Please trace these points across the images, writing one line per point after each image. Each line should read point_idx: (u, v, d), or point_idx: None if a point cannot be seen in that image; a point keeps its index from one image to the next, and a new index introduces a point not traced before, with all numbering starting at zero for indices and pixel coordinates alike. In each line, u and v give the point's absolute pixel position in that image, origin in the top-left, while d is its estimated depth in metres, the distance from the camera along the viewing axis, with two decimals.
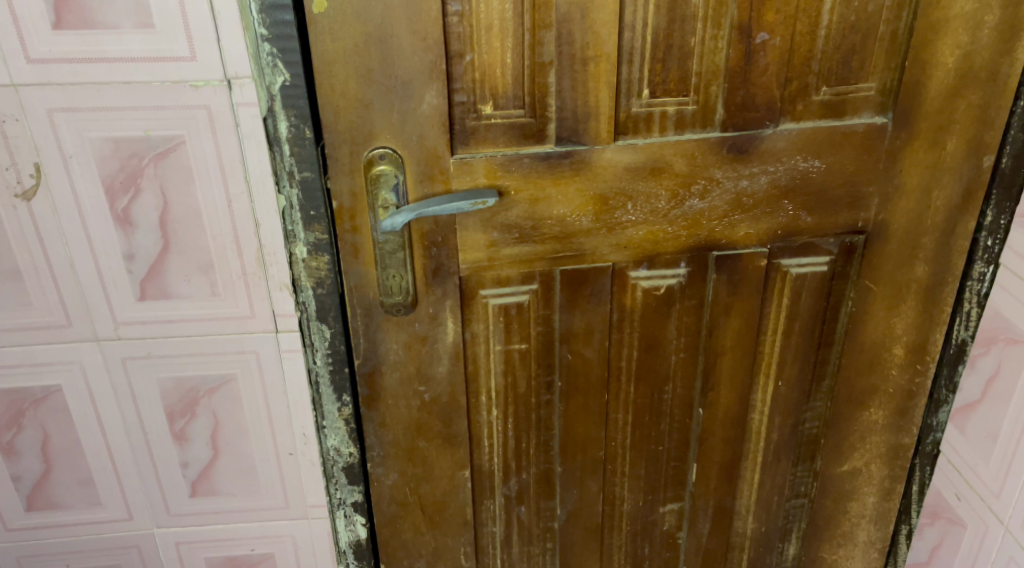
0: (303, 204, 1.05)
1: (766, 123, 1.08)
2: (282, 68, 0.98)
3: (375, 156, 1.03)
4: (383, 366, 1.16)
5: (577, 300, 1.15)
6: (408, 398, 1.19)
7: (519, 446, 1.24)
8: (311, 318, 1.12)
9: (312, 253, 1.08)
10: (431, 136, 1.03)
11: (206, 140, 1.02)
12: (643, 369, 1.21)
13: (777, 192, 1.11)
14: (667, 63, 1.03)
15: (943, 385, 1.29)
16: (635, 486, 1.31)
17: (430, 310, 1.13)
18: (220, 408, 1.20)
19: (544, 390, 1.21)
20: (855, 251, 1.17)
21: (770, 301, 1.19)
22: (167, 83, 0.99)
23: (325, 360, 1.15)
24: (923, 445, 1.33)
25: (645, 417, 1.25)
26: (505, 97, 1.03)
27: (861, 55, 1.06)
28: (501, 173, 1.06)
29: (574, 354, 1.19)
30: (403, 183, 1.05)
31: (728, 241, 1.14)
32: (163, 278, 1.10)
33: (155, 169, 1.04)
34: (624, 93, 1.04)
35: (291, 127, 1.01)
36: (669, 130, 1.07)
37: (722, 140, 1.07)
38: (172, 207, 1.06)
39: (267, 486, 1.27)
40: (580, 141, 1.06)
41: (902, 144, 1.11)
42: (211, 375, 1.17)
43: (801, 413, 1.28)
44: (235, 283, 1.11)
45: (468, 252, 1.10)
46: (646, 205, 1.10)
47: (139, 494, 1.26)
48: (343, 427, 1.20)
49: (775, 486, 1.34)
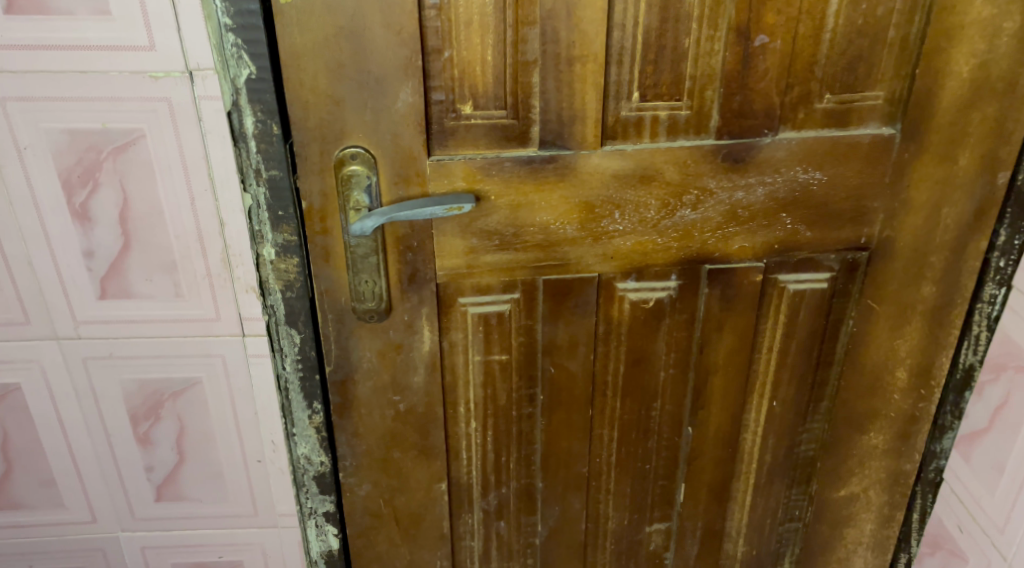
0: (271, 203, 0.99)
1: (764, 131, 1.00)
2: (248, 61, 0.92)
3: (346, 155, 0.97)
4: (356, 374, 1.12)
5: (561, 311, 1.10)
6: (383, 408, 1.15)
7: (499, 460, 1.22)
8: (279, 323, 1.07)
9: (280, 254, 1.02)
10: (407, 135, 0.97)
11: (168, 134, 0.96)
12: (630, 385, 1.17)
13: (774, 204, 1.04)
14: (659, 64, 0.96)
15: (946, 411, 1.22)
16: (621, 504, 1.27)
17: (405, 317, 1.09)
18: (186, 411, 1.15)
19: (526, 403, 1.18)
20: (857, 268, 1.10)
21: (766, 317, 1.13)
22: (125, 73, 0.93)
23: (295, 365, 1.10)
24: (926, 473, 1.27)
25: (631, 434, 1.21)
26: (485, 96, 0.97)
27: (870, 61, 0.99)
28: (480, 177, 1.00)
29: (558, 367, 1.15)
30: (377, 184, 0.99)
31: (721, 255, 1.07)
32: (124, 277, 1.04)
33: (114, 163, 0.98)
34: (612, 95, 0.98)
35: (258, 122, 0.95)
36: (660, 136, 1.00)
37: (717, 148, 1.00)
38: (132, 204, 1.00)
39: (235, 493, 1.22)
40: (565, 145, 0.99)
41: (910, 158, 1.03)
42: (176, 378, 1.12)
43: (797, 435, 1.23)
44: (199, 284, 1.05)
45: (446, 258, 1.05)
46: (635, 215, 1.04)
47: (103, 496, 1.21)
48: (313, 435, 1.16)
49: (768, 509, 1.29)
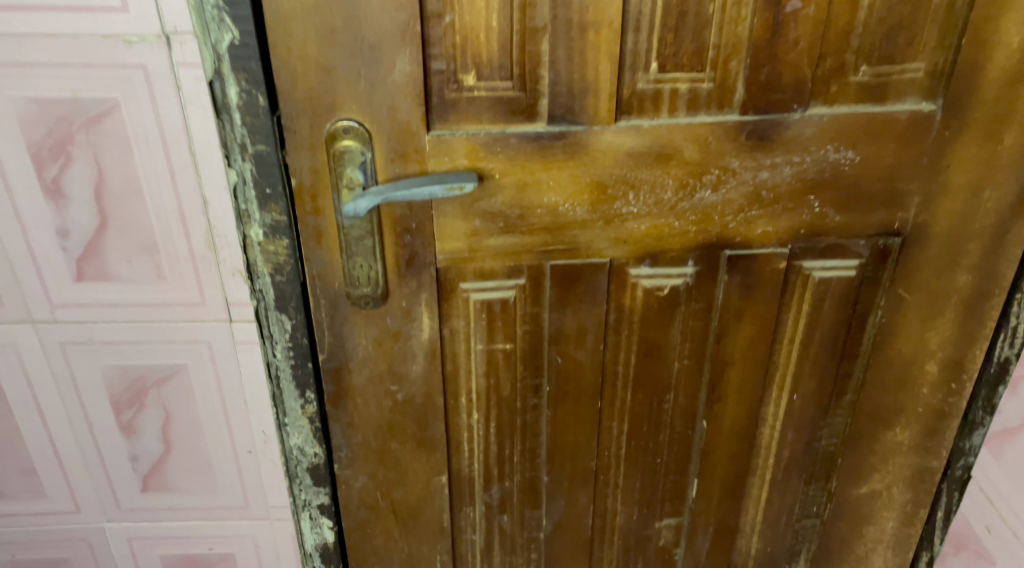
0: (258, 180, 0.92)
1: (793, 106, 0.92)
2: (230, 24, 0.84)
3: (338, 129, 0.90)
4: (351, 363, 1.05)
5: (569, 298, 1.03)
6: (380, 398, 1.09)
7: (503, 452, 1.15)
8: (269, 309, 1.00)
9: (269, 235, 0.95)
10: (404, 108, 0.89)
11: (144, 105, 0.89)
12: (641, 376, 1.10)
13: (802, 185, 0.96)
14: (681, 33, 0.88)
15: (978, 406, 1.15)
16: (629, 499, 1.21)
17: (403, 303, 1.02)
18: (171, 400, 1.08)
19: (531, 394, 1.11)
20: (889, 255, 1.02)
21: (788, 307, 1.06)
22: (97, 36, 0.85)
23: (286, 353, 1.04)
24: (953, 470, 1.20)
25: (641, 427, 1.15)
26: (490, 66, 0.89)
27: (911, 31, 0.90)
28: (484, 155, 0.92)
29: (565, 357, 1.08)
30: (371, 161, 0.91)
31: (742, 240, 1.00)
32: (101, 257, 0.97)
33: (87, 135, 0.90)
34: (628, 66, 0.89)
35: (242, 93, 0.87)
36: (680, 111, 0.92)
37: (741, 124, 0.92)
38: (108, 179, 0.93)
39: (225, 485, 1.16)
40: (576, 120, 0.91)
41: (951, 137, 0.95)
42: (159, 365, 1.05)
43: (817, 429, 1.16)
44: (182, 267, 0.98)
45: (447, 241, 0.98)
46: (650, 197, 0.96)
47: (87, 487, 1.15)
48: (306, 426, 1.10)
49: (784, 505, 1.23)
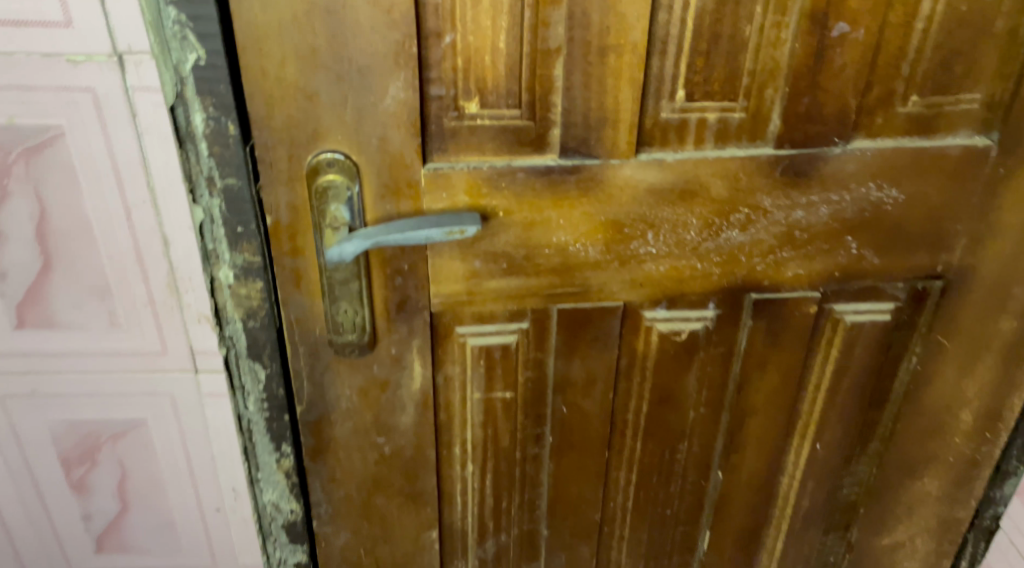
0: (228, 217, 0.80)
1: (833, 139, 0.82)
2: (195, 43, 0.72)
3: (321, 163, 0.78)
4: (332, 414, 0.94)
5: (577, 345, 0.93)
6: (364, 451, 0.98)
7: (499, 505, 1.05)
8: (241, 357, 0.89)
9: (240, 278, 0.84)
10: (397, 139, 0.78)
11: (93, 134, 0.78)
12: (653, 425, 1.00)
13: (839, 225, 0.86)
14: (712, 57, 0.78)
15: (1013, 456, 1.05)
16: (635, 552, 1.11)
17: (392, 351, 0.91)
18: (128, 455, 0.97)
19: (532, 443, 1.00)
20: (928, 298, 0.93)
21: (817, 352, 0.96)
22: (36, 55, 0.74)
23: (260, 405, 0.92)
24: (981, 519, 1.11)
25: (651, 477, 1.05)
26: (496, 92, 0.78)
27: (968, 58, 0.80)
28: (486, 191, 0.82)
29: (571, 407, 0.98)
30: (359, 197, 0.80)
31: (771, 283, 0.90)
32: (46, 303, 0.86)
33: (27, 167, 0.79)
34: (651, 93, 0.79)
35: (209, 120, 0.76)
36: (707, 143, 0.82)
37: (776, 159, 0.82)
38: (51, 216, 0.81)
39: (190, 544, 1.05)
40: (590, 153, 0.81)
41: (1004, 173, 0.86)
42: (114, 419, 0.94)
43: (840, 479, 1.07)
44: (141, 312, 0.87)
45: (443, 283, 0.88)
46: (671, 236, 0.86)
47: (34, 549, 1.03)
48: (282, 481, 0.98)
49: (801, 556, 1.14)
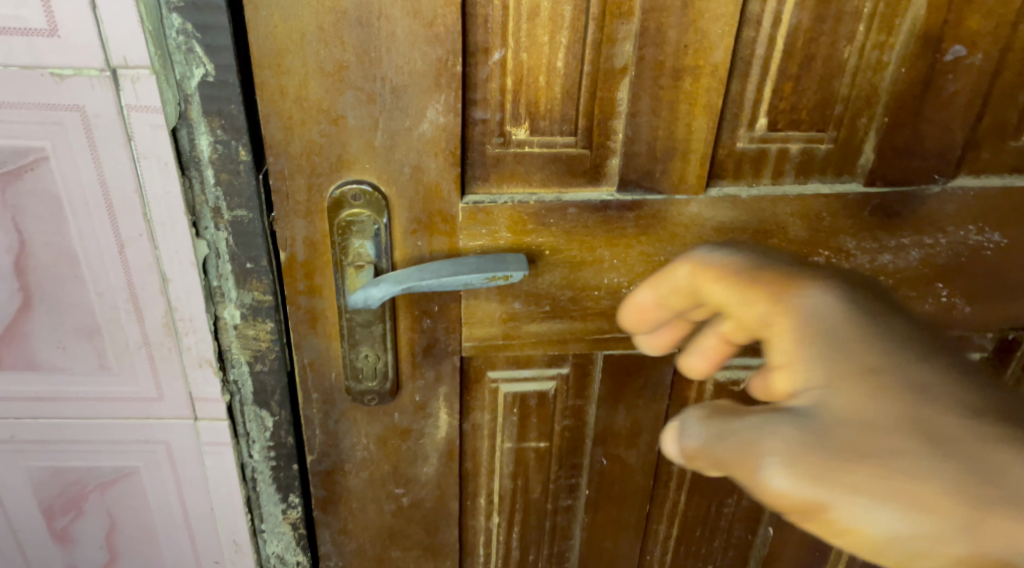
0: (236, 253, 0.71)
1: (933, 176, 0.72)
2: (202, 56, 0.63)
3: (345, 194, 0.68)
4: (347, 465, 0.84)
5: (623, 394, 0.83)
6: (380, 501, 0.87)
7: (525, 558, 0.95)
8: (246, 404, 0.79)
9: (249, 318, 0.74)
10: (433, 168, 0.68)
11: (80, 157, 0.66)
12: (700, 477, 0.91)
13: (929, 270, 0.75)
14: (801, 82, 0.68)
15: None
16: None
17: (416, 398, 0.80)
18: (117, 505, 0.86)
19: (566, 494, 0.90)
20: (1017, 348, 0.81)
21: None
22: (14, 68, 0.62)
23: (266, 454, 0.82)
24: None
25: (694, 531, 0.95)
26: (550, 117, 0.68)
27: None
28: (532, 227, 0.71)
29: (611, 459, 0.88)
30: (386, 234, 0.70)
31: None
32: (26, 342, 0.75)
33: (3, 194, 0.67)
34: (728, 121, 0.69)
35: (217, 144, 0.66)
36: (786, 177, 0.71)
37: (866, 198, 0.72)
38: (32, 249, 0.70)
39: None
40: (653, 187, 0.71)
41: None
42: (103, 466, 0.83)
43: None
44: (133, 355, 0.76)
45: (475, 326, 0.77)
46: None
47: None
48: (289, 533, 0.88)
49: None
